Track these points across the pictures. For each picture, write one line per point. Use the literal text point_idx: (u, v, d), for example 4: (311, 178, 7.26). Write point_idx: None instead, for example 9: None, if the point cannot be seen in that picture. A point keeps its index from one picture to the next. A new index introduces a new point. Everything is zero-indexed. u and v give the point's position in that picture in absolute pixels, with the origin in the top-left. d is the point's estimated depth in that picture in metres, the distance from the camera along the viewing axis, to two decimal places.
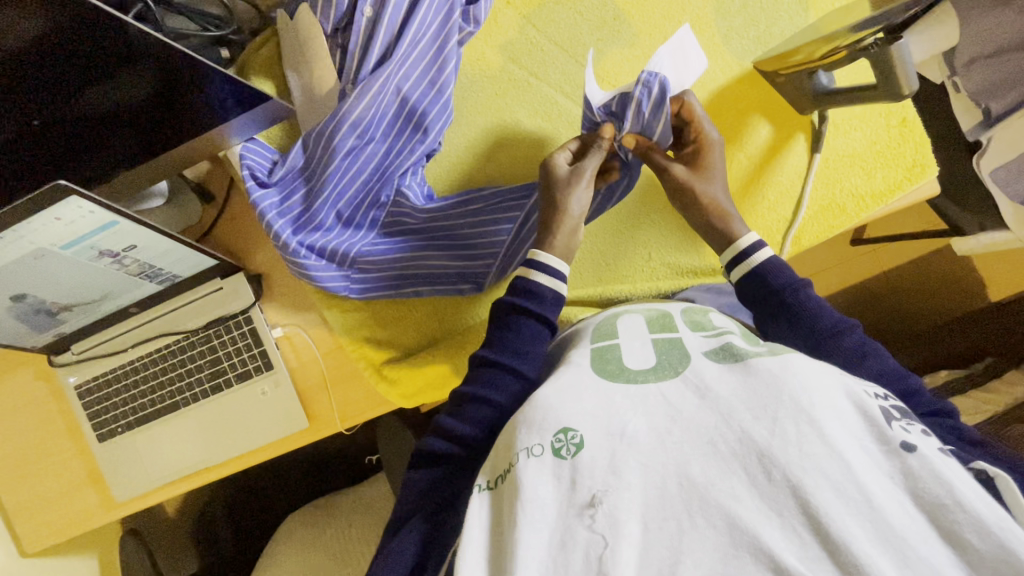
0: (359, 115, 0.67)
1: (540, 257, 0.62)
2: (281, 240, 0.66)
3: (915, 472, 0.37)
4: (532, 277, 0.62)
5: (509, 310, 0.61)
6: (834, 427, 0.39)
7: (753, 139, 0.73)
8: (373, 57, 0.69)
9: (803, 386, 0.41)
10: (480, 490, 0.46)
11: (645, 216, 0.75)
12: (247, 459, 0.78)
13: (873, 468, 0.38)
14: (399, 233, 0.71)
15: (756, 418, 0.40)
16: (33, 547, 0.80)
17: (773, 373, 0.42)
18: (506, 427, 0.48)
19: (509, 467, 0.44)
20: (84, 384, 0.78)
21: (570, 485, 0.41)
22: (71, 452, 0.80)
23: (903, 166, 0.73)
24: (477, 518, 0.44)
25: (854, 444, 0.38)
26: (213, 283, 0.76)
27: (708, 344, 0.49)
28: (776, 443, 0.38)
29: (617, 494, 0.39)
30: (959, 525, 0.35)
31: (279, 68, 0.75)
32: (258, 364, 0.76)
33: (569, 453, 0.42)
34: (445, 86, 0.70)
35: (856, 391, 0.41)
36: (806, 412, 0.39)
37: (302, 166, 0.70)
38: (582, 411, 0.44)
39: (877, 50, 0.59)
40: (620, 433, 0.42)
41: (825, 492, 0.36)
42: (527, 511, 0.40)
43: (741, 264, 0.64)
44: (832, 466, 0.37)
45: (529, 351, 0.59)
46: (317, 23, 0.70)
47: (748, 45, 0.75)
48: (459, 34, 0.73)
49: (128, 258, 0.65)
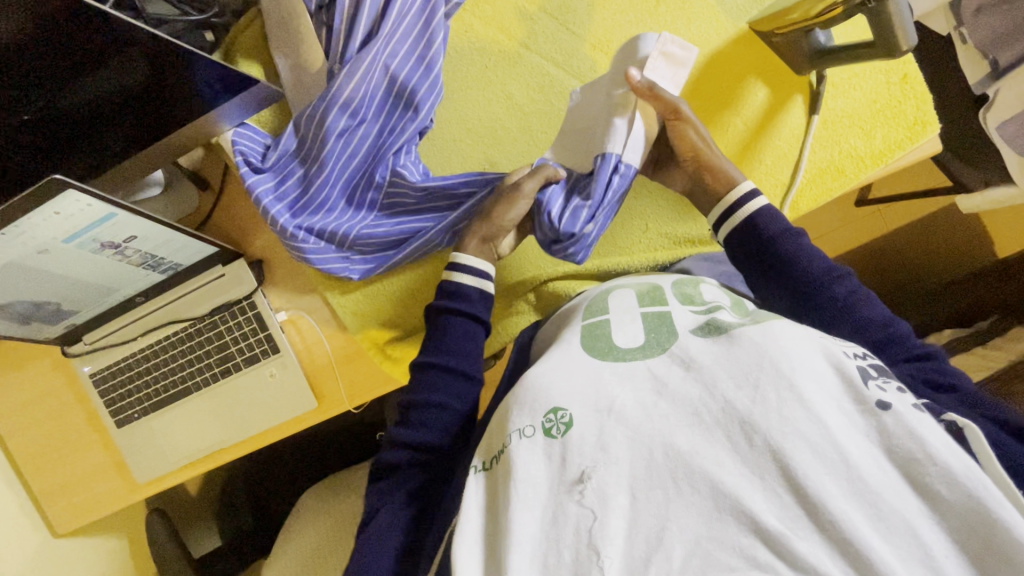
0: (350, 95, 0.65)
1: (459, 258, 0.65)
2: (279, 226, 0.67)
3: (889, 429, 0.39)
4: (457, 278, 0.64)
5: (441, 311, 0.64)
6: (813, 391, 0.40)
7: (749, 104, 0.70)
8: (359, 36, 0.66)
9: (783, 352, 0.42)
10: (475, 472, 0.47)
11: (642, 188, 0.73)
12: (259, 439, 0.81)
13: (850, 427, 0.39)
14: (395, 210, 0.71)
15: (737, 387, 0.41)
16: (63, 528, 0.84)
17: (754, 340, 0.43)
18: (499, 408, 0.50)
19: (502, 448, 0.46)
20: (98, 372, 0.81)
21: (560, 463, 0.43)
22: (92, 438, 0.83)
23: (904, 124, 0.71)
24: (473, 497, 0.46)
25: (833, 406, 0.40)
26: (215, 269, 0.77)
27: (694, 321, 0.49)
28: (757, 409, 0.40)
29: (606, 469, 0.41)
30: (930, 477, 0.37)
31: (260, 46, 0.72)
32: (264, 348, 0.77)
33: (559, 433, 0.43)
34: (435, 61, 0.67)
35: (835, 352, 0.42)
36: (786, 377, 0.40)
37: (295, 149, 0.69)
38: (571, 390, 0.45)
39: (874, 6, 0.56)
40: (608, 409, 0.43)
41: (804, 455, 0.38)
42: (519, 488, 0.42)
43: (727, 221, 0.65)
44: (810, 428, 0.39)
45: (467, 343, 0.63)
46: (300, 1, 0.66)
47: (743, 4, 0.72)
48: (446, 6, 0.69)
49: (129, 249, 0.66)
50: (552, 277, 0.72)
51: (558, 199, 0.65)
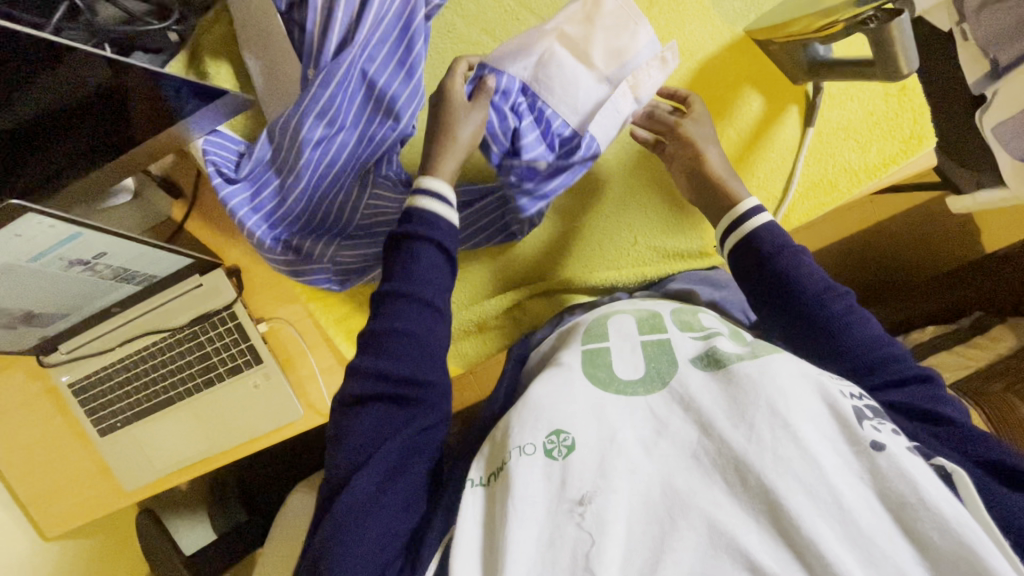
0: (326, 105, 0.60)
1: (427, 183, 0.60)
2: (257, 239, 0.65)
3: (882, 470, 0.40)
4: (421, 205, 0.59)
5: (409, 240, 0.59)
6: (809, 431, 0.41)
7: (743, 113, 0.68)
8: (332, 43, 0.61)
9: (780, 391, 0.43)
10: (473, 486, 0.48)
11: (633, 198, 0.71)
12: (244, 448, 0.81)
13: (843, 469, 0.41)
14: (375, 218, 0.68)
15: (734, 426, 0.43)
16: (52, 530, 0.84)
17: (751, 377, 0.44)
18: (502, 422, 0.51)
19: (502, 465, 0.47)
20: (77, 383, 0.79)
21: (560, 484, 0.44)
22: (75, 445, 0.83)
23: (900, 138, 0.69)
24: (471, 513, 0.47)
25: (828, 448, 0.41)
26: (192, 279, 0.74)
27: (694, 349, 0.50)
28: (752, 449, 0.41)
29: (605, 496, 0.42)
30: (921, 522, 0.38)
31: (231, 47, 0.67)
32: (247, 359, 0.76)
33: (560, 455, 0.45)
34: (415, 67, 0.63)
35: (831, 393, 0.43)
36: (782, 418, 0.42)
37: (270, 158, 0.65)
38: (575, 415, 0.46)
39: (875, 27, 0.52)
40: (610, 439, 0.45)
41: (798, 496, 0.39)
42: (518, 506, 0.43)
43: (736, 232, 0.62)
44: (805, 470, 0.40)
45: (437, 277, 0.59)
46: (267, 4, 0.62)
47: (741, 8, 0.68)
48: (426, 8, 0.64)
49: (99, 264, 0.64)
50: (535, 291, 0.71)
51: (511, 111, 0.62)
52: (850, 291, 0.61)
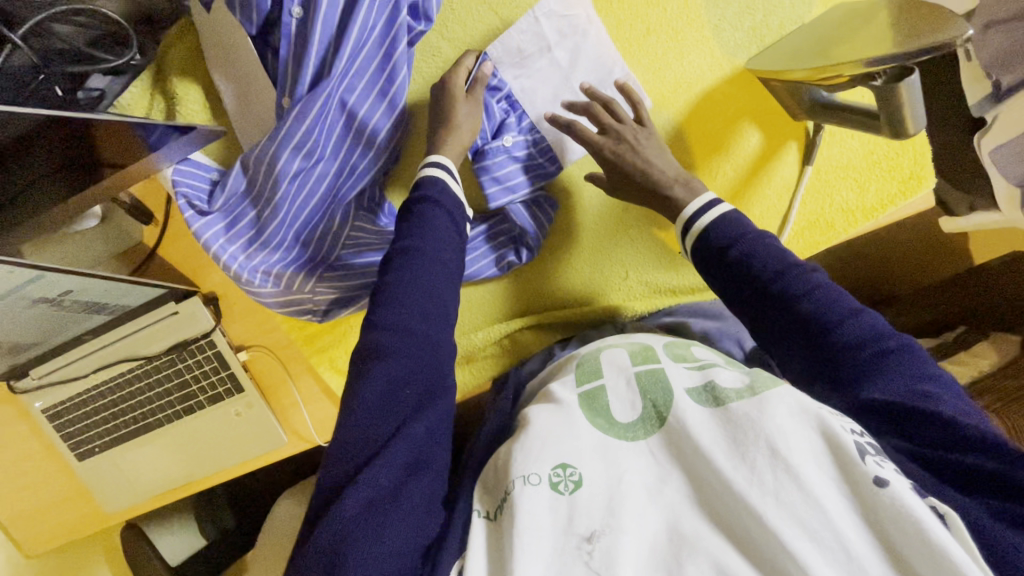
0: (301, 138, 0.57)
1: (431, 157, 0.59)
2: (233, 272, 0.61)
3: (886, 509, 0.37)
4: (427, 171, 0.58)
5: (414, 205, 0.57)
6: (811, 471, 0.39)
7: (741, 149, 0.66)
8: (308, 74, 0.57)
9: (779, 429, 0.40)
10: (477, 518, 0.46)
11: (624, 232, 0.69)
12: (229, 472, 0.80)
13: (849, 512, 0.38)
14: (358, 250, 0.66)
15: (734, 466, 0.41)
16: (33, 548, 0.83)
17: (749, 417, 0.42)
18: (499, 458, 0.49)
19: (506, 495, 0.44)
20: (51, 407, 0.76)
21: (567, 518, 0.42)
22: (53, 468, 0.81)
23: (899, 178, 0.68)
24: (478, 546, 0.43)
25: (829, 488, 0.39)
26: (167, 306, 0.71)
27: (693, 380, 0.48)
28: (754, 491, 0.39)
29: (615, 536, 0.40)
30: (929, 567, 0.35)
31: (198, 66, 0.62)
32: (227, 387, 0.74)
33: (567, 489, 0.43)
34: (397, 100, 0.60)
35: (831, 426, 0.40)
36: (782, 459, 0.39)
37: (245, 189, 0.61)
38: (581, 449, 0.45)
39: (882, 83, 0.49)
40: (618, 478, 0.43)
41: (803, 543, 0.37)
42: (524, 538, 0.40)
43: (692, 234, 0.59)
44: (809, 514, 0.38)
45: (446, 236, 0.56)
46: (238, 27, 0.57)
47: (742, 40, 0.65)
48: (409, 35, 0.60)
49: (66, 300, 0.61)
50: (523, 326, 0.70)
51: (498, 107, 0.65)
52: (819, 269, 0.54)
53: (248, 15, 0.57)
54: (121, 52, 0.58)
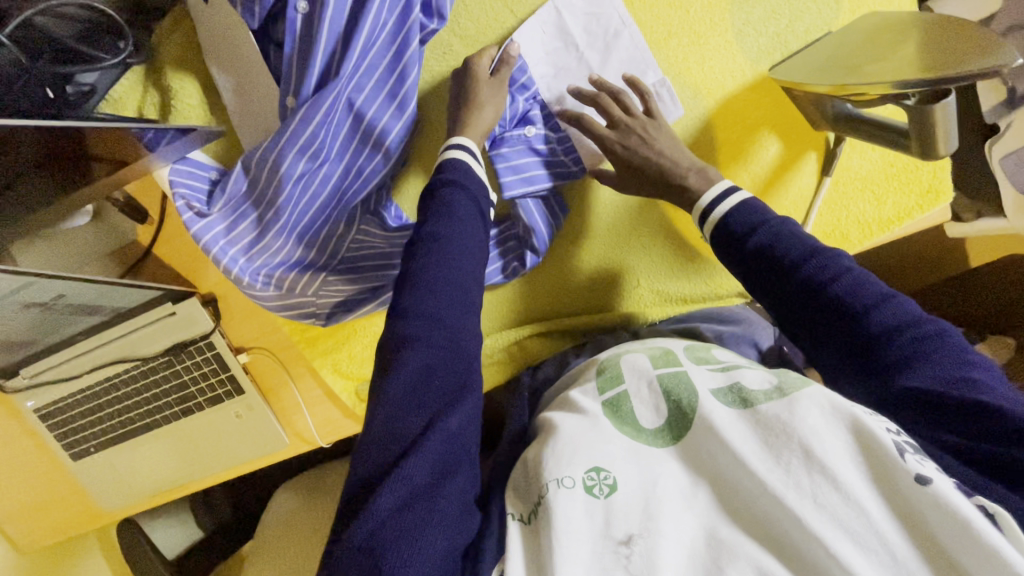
0: (307, 140, 0.54)
1: (454, 139, 0.57)
2: (234, 275, 0.59)
3: (927, 508, 0.35)
4: (450, 153, 0.56)
5: (438, 187, 0.55)
6: (849, 472, 0.38)
7: (760, 157, 0.65)
8: (315, 71, 0.54)
9: (812, 430, 0.39)
10: (513, 521, 0.45)
11: (636, 239, 0.68)
12: (229, 472, 0.79)
13: (890, 513, 0.36)
14: (361, 253, 0.65)
15: (769, 467, 0.39)
16: (32, 544, 0.83)
17: (781, 420, 0.41)
18: (532, 458, 0.48)
19: (540, 500, 0.43)
20: (44, 408, 0.74)
21: (604, 523, 0.40)
22: (47, 467, 0.79)
23: (917, 191, 0.67)
24: (516, 551, 0.42)
25: (868, 489, 0.37)
26: (164, 307, 0.68)
27: (717, 381, 0.48)
28: (791, 493, 0.38)
29: (653, 539, 0.38)
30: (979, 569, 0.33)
31: (198, 60, 0.59)
32: (227, 389, 0.73)
33: (602, 493, 0.42)
34: (406, 101, 0.58)
35: (865, 425, 0.39)
36: (818, 460, 0.38)
37: (246, 193, 0.58)
38: (615, 454, 0.44)
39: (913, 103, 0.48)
40: (653, 483, 0.42)
41: (846, 545, 0.35)
42: (563, 542, 0.39)
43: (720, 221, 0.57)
44: (849, 516, 0.36)
45: (469, 219, 0.54)
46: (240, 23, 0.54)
47: (765, 44, 0.63)
48: (421, 33, 0.57)
49: (59, 304, 0.58)
50: (531, 333, 0.69)
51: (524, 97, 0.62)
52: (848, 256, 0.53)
53: (250, 9, 0.54)
54: (116, 48, 0.55)
